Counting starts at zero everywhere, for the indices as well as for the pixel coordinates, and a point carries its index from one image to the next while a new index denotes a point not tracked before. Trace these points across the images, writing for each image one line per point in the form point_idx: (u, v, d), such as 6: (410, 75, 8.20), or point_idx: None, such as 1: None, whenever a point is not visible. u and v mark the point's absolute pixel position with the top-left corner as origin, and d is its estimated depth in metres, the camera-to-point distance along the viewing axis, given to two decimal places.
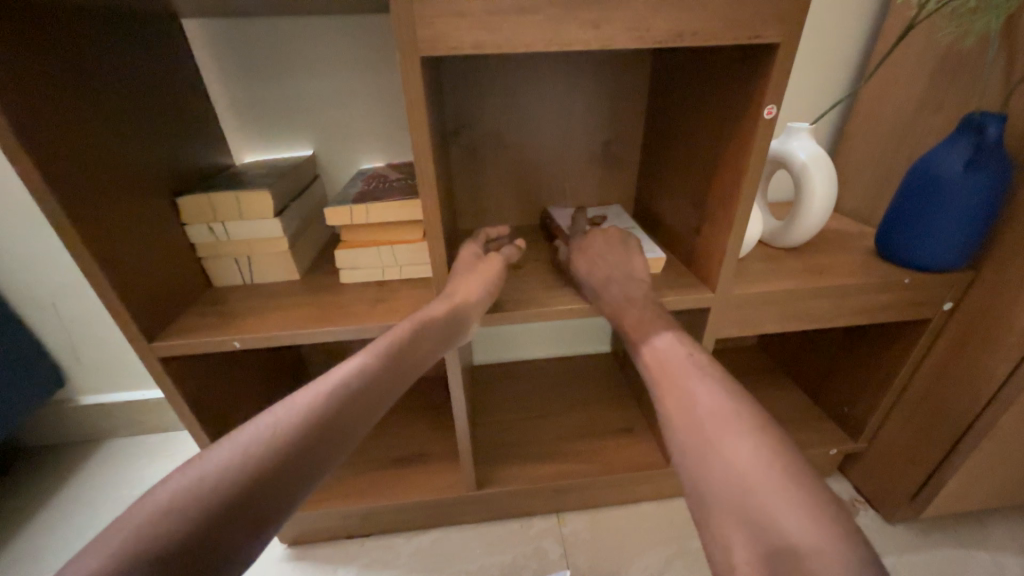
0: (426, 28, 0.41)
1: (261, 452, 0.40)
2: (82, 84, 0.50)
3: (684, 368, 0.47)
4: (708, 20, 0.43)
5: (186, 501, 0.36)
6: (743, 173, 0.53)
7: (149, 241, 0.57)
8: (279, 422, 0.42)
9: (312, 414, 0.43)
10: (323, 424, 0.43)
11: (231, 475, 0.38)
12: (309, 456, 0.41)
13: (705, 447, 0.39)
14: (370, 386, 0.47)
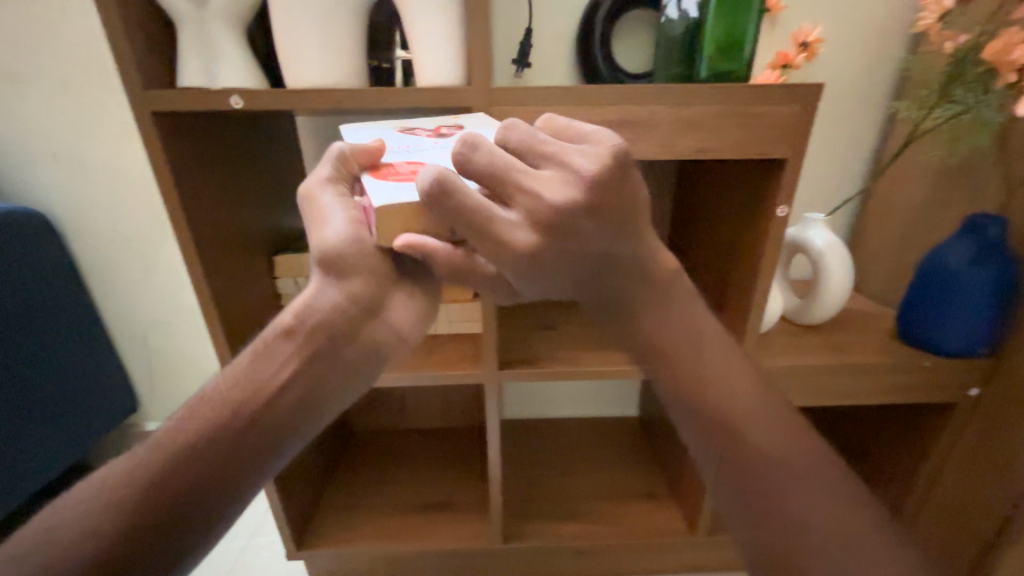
0: None
1: (143, 468, 0.38)
2: (228, 169, 0.64)
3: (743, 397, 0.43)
4: (726, 140, 0.53)
5: (105, 509, 0.36)
6: (760, 260, 0.60)
7: (249, 290, 0.69)
8: (164, 436, 0.39)
9: (221, 423, 0.39)
10: (202, 440, 0.39)
11: (143, 487, 0.37)
12: (191, 470, 0.38)
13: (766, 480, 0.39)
14: (257, 398, 0.41)
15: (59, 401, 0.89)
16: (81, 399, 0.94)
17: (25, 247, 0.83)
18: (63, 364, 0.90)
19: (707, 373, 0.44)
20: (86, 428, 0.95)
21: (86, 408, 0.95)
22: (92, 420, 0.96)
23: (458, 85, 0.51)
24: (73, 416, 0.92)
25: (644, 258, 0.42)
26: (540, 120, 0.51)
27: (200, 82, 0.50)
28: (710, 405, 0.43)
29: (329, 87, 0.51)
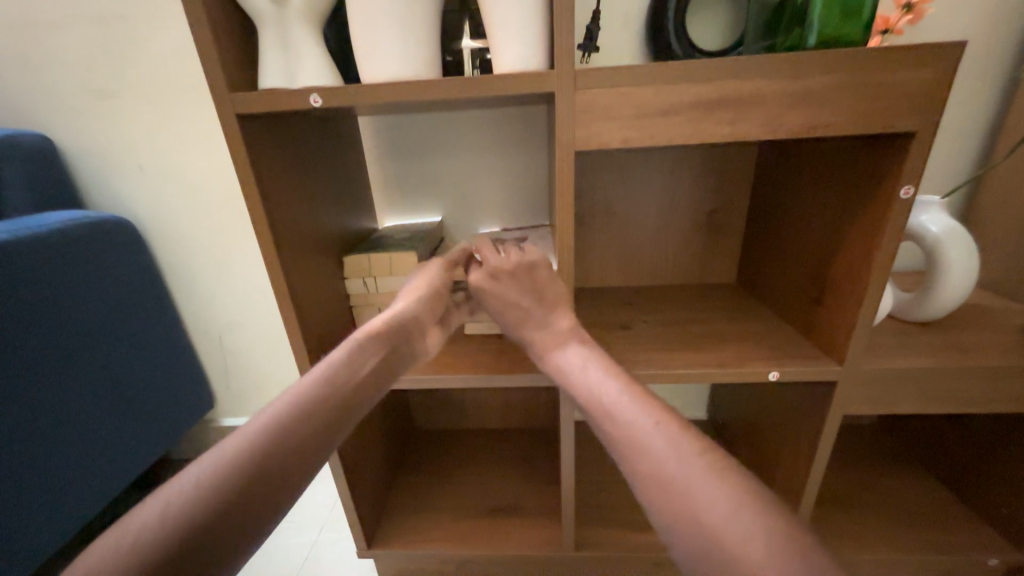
0: (584, 129, 0.48)
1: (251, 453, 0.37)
2: (302, 171, 0.65)
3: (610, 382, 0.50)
4: (843, 113, 0.46)
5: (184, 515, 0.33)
6: (875, 249, 0.53)
7: (323, 291, 0.69)
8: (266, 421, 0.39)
9: (298, 411, 0.41)
10: (309, 419, 0.41)
11: (220, 481, 0.35)
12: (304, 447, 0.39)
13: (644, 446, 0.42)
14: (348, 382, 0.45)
15: (136, 398, 0.93)
16: (157, 396, 0.98)
17: (110, 252, 0.88)
18: (141, 364, 0.94)
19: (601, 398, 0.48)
20: (162, 425, 0.99)
21: (161, 406, 0.99)
22: (166, 417, 1.00)
23: (538, 70, 0.48)
24: (149, 413, 0.96)
25: (548, 318, 0.59)
26: (629, 102, 0.47)
27: (280, 82, 0.50)
28: (608, 406, 0.48)
29: (407, 80, 0.49)
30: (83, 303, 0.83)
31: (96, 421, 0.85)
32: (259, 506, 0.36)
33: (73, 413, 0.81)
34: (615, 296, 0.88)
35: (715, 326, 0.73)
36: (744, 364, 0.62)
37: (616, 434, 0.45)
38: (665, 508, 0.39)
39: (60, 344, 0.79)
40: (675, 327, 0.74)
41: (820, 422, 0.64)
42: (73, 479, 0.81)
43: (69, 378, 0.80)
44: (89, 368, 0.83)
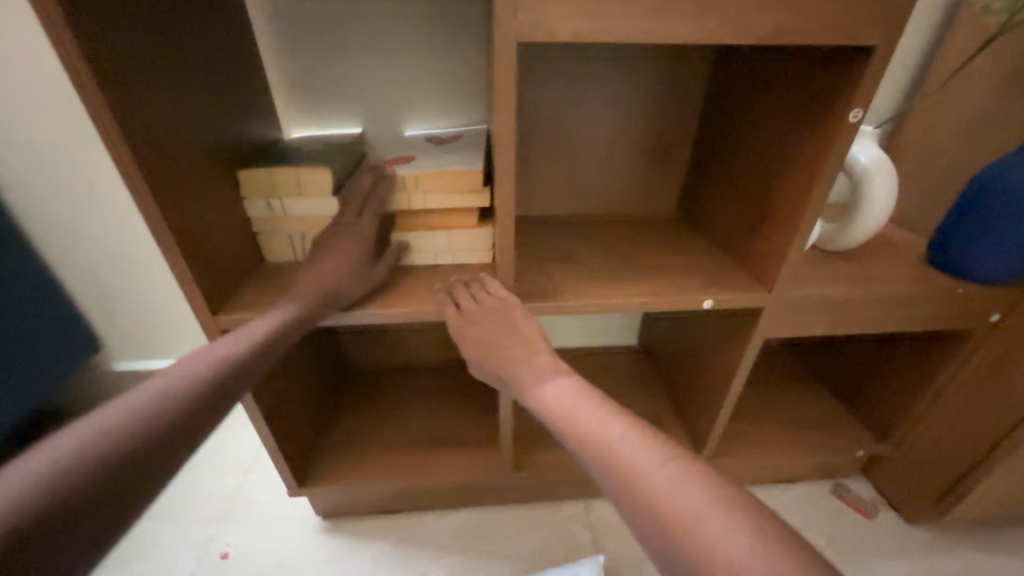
0: (527, 13, 0.39)
1: (160, 400, 0.42)
2: (159, 50, 0.49)
3: (578, 400, 0.51)
4: (811, 18, 0.42)
5: (88, 447, 0.36)
6: (817, 175, 0.53)
7: (215, 214, 0.57)
8: (175, 378, 0.45)
9: (227, 360, 0.48)
10: (217, 376, 0.47)
11: (135, 423, 0.40)
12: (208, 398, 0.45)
13: (616, 460, 0.43)
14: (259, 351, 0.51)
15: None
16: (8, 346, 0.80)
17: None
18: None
19: (556, 407, 0.51)
20: (20, 379, 0.82)
21: (17, 357, 0.81)
22: (26, 369, 0.83)
23: None
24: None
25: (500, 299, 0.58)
26: None
27: None
28: (573, 420, 0.49)
29: None
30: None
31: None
32: (183, 432, 0.42)
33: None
34: (558, 224, 0.84)
35: (656, 255, 0.72)
36: (681, 293, 0.62)
37: (590, 450, 0.46)
38: (624, 495, 0.42)
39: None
40: (617, 257, 0.72)
41: (744, 347, 0.67)
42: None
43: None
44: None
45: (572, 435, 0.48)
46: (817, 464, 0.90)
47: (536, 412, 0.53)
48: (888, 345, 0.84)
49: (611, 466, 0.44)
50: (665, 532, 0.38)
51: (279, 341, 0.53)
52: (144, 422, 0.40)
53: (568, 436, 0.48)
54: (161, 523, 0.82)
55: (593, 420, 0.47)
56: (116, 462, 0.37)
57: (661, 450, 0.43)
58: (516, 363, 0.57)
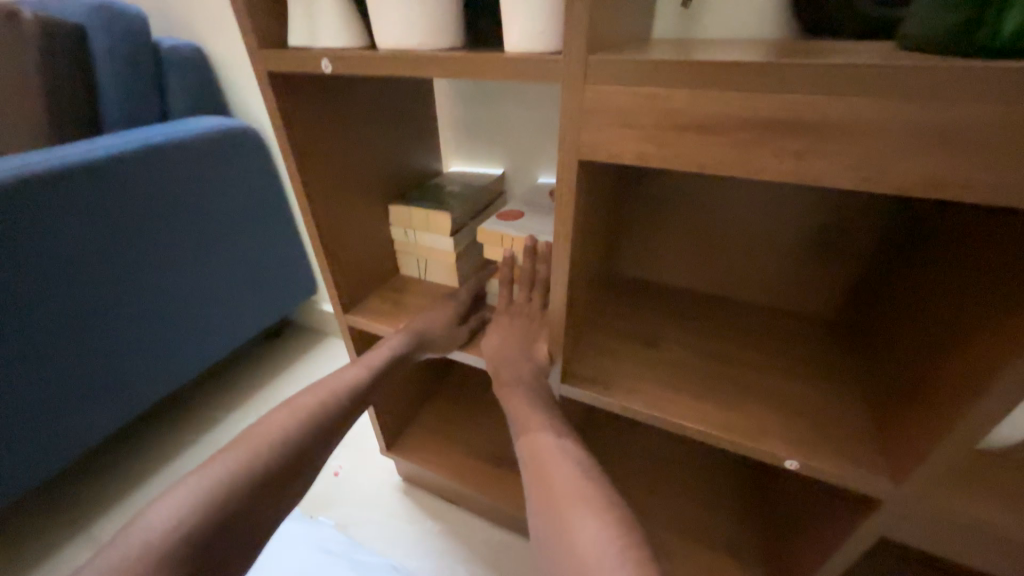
0: (591, 136, 0.39)
1: (289, 440, 0.58)
2: (350, 120, 0.66)
3: (550, 445, 0.55)
4: (994, 171, 0.29)
5: (244, 478, 0.54)
6: (995, 371, 0.36)
7: (364, 237, 0.75)
8: (299, 418, 0.60)
9: (339, 394, 0.63)
10: (325, 418, 0.61)
11: (269, 460, 0.56)
12: (321, 438, 0.61)
13: (562, 512, 0.47)
14: (359, 392, 0.65)
15: (246, 278, 1.14)
16: (264, 279, 1.19)
17: (226, 156, 1.03)
18: (248, 252, 1.13)
19: (530, 448, 0.55)
20: (268, 302, 1.22)
21: (268, 287, 1.21)
22: (271, 296, 1.22)
23: (549, 53, 0.39)
24: (258, 291, 1.18)
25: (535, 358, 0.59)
26: (652, 110, 0.36)
27: (303, 40, 0.49)
28: (540, 467, 0.53)
29: (410, 50, 0.44)
30: (202, 199, 1.01)
31: (213, 293, 1.08)
32: (300, 465, 0.59)
33: (196, 284, 1.03)
34: (667, 295, 0.76)
35: (763, 374, 0.60)
36: (759, 440, 0.51)
37: (545, 498, 0.50)
38: (557, 548, 0.45)
39: (183, 231, 0.99)
40: (711, 360, 0.63)
41: (848, 531, 0.51)
42: (197, 333, 1.06)
43: (193, 259, 1.02)
44: (207, 251, 1.04)
45: (544, 492, 0.50)
46: None
47: (517, 445, 0.58)
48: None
49: (566, 536, 0.45)
50: None
51: (381, 376, 0.66)
52: (278, 458, 0.56)
53: (541, 493, 0.51)
54: None
55: (556, 471, 0.51)
56: (260, 490, 0.54)
57: (602, 513, 0.45)
58: (511, 400, 0.60)
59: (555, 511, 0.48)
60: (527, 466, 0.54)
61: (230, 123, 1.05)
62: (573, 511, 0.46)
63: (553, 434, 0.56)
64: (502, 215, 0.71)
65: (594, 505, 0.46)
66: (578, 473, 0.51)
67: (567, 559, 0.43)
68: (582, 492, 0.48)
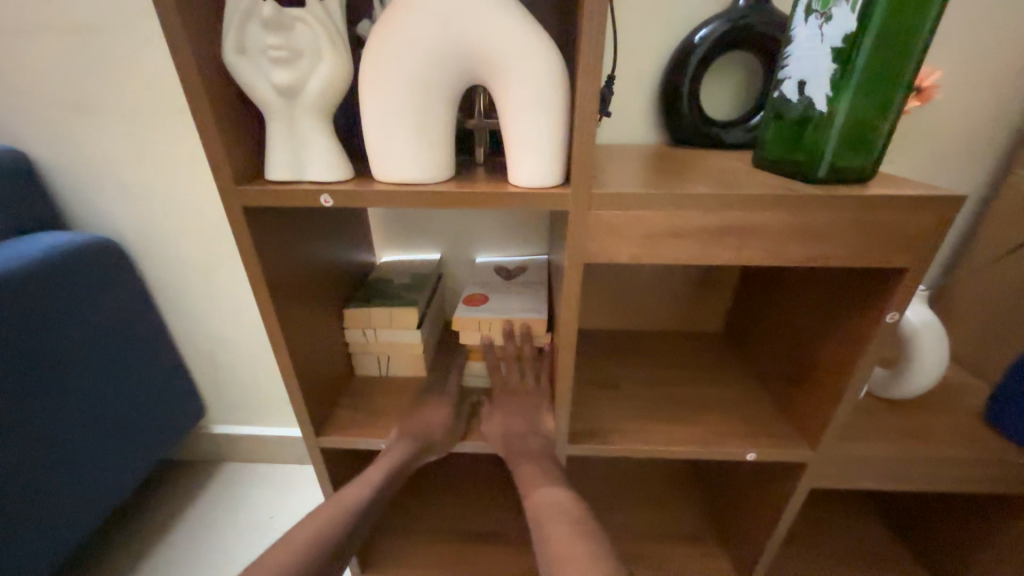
0: (593, 245, 0.49)
1: (293, 571, 0.54)
2: (303, 233, 0.64)
3: (553, 508, 0.59)
4: (841, 249, 0.48)
5: None
6: (858, 356, 0.56)
7: (323, 347, 0.70)
8: (303, 547, 0.56)
9: (345, 515, 0.61)
10: (332, 543, 0.58)
11: None
12: (328, 563, 0.57)
13: (563, 575, 0.51)
14: (364, 509, 0.62)
15: (108, 426, 0.89)
16: (132, 420, 0.94)
17: (72, 279, 0.82)
18: (110, 391, 0.90)
19: (535, 510, 0.60)
20: (141, 445, 0.97)
21: (138, 428, 0.96)
22: (143, 438, 0.97)
23: (555, 186, 0.48)
24: (124, 437, 0.93)
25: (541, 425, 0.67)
26: (639, 225, 0.48)
27: (289, 175, 0.49)
28: (542, 530, 0.58)
29: (420, 184, 0.49)
30: (43, 339, 0.78)
31: (64, 458, 0.81)
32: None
33: (39, 454, 0.77)
34: (608, 341, 0.90)
35: (701, 390, 0.77)
36: (724, 443, 0.66)
37: (549, 559, 0.54)
38: None
39: (16, 388, 0.74)
40: (663, 388, 0.78)
41: (787, 492, 0.70)
42: (43, 519, 0.79)
43: (32, 423, 0.76)
44: (53, 406, 0.79)
45: (546, 556, 0.55)
46: None
47: (525, 510, 0.62)
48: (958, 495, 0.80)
49: None
50: None
51: (386, 487, 0.65)
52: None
53: (544, 556, 0.55)
54: None
55: (559, 531, 0.57)
56: None
57: (595, 573, 0.50)
58: (523, 474, 0.64)
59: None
60: (534, 529, 0.59)
61: (74, 239, 0.84)
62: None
63: (558, 494, 0.61)
64: (468, 301, 0.76)
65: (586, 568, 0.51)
66: (579, 533, 0.56)
67: None
68: (583, 552, 0.53)
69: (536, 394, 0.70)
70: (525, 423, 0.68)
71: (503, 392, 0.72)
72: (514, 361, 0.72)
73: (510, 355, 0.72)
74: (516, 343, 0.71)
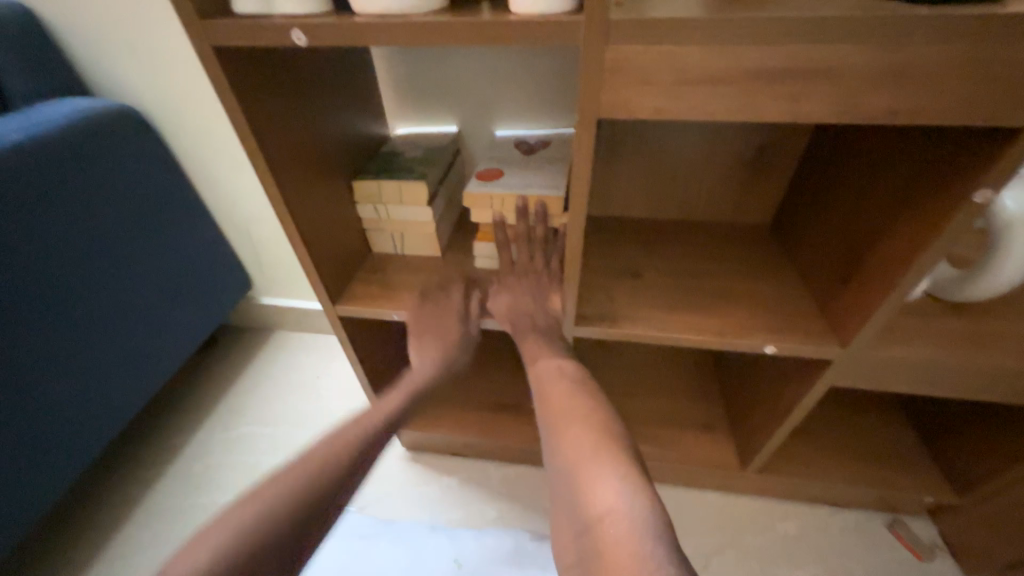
0: (609, 96, 0.40)
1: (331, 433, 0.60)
2: (296, 91, 0.59)
3: (555, 373, 0.61)
4: (936, 100, 0.37)
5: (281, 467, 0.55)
6: (923, 246, 0.48)
7: (333, 221, 0.69)
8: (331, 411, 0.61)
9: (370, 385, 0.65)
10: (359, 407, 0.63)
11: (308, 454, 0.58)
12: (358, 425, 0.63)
13: (560, 424, 0.55)
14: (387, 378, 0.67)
15: (166, 289, 1.00)
16: (188, 285, 1.04)
17: (101, 150, 0.84)
18: (161, 257, 0.98)
19: (537, 371, 0.62)
20: (199, 308, 1.08)
21: (195, 293, 1.06)
22: (199, 301, 1.08)
23: (564, 15, 0.39)
24: (183, 299, 1.04)
25: (550, 306, 0.66)
26: (669, 66, 0.38)
27: (255, 7, 0.42)
28: (541, 389, 0.60)
29: (401, 17, 0.41)
30: (86, 206, 0.83)
31: (132, 313, 0.93)
32: (340, 452, 0.60)
33: (107, 307, 0.88)
34: (635, 229, 0.83)
35: (730, 283, 0.71)
36: (743, 335, 0.63)
37: (547, 412, 0.57)
38: (554, 450, 0.53)
39: (71, 250, 0.81)
40: (686, 279, 0.73)
41: (806, 389, 0.67)
42: (125, 359, 0.93)
43: (93, 279, 0.85)
44: (108, 266, 0.87)
45: (546, 411, 0.58)
46: (879, 497, 0.87)
47: (528, 372, 0.64)
48: (1007, 411, 0.74)
49: (561, 442, 0.53)
50: (565, 484, 0.49)
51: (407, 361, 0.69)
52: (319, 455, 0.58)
53: (543, 412, 0.58)
54: (295, 426, 1.12)
55: (560, 388, 0.58)
56: (306, 483, 0.56)
57: (592, 424, 0.53)
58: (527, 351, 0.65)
59: (553, 426, 0.55)
60: (535, 391, 0.61)
61: (94, 105, 0.85)
62: (567, 423, 0.54)
63: (562, 361, 0.62)
64: (482, 176, 0.71)
65: (583, 418, 0.54)
66: (580, 391, 0.58)
67: (561, 460, 0.51)
68: (581, 407, 0.56)
69: (546, 275, 0.68)
70: (533, 303, 0.67)
71: (513, 273, 0.70)
72: (524, 243, 0.68)
73: (520, 237, 0.68)
74: (528, 224, 0.67)
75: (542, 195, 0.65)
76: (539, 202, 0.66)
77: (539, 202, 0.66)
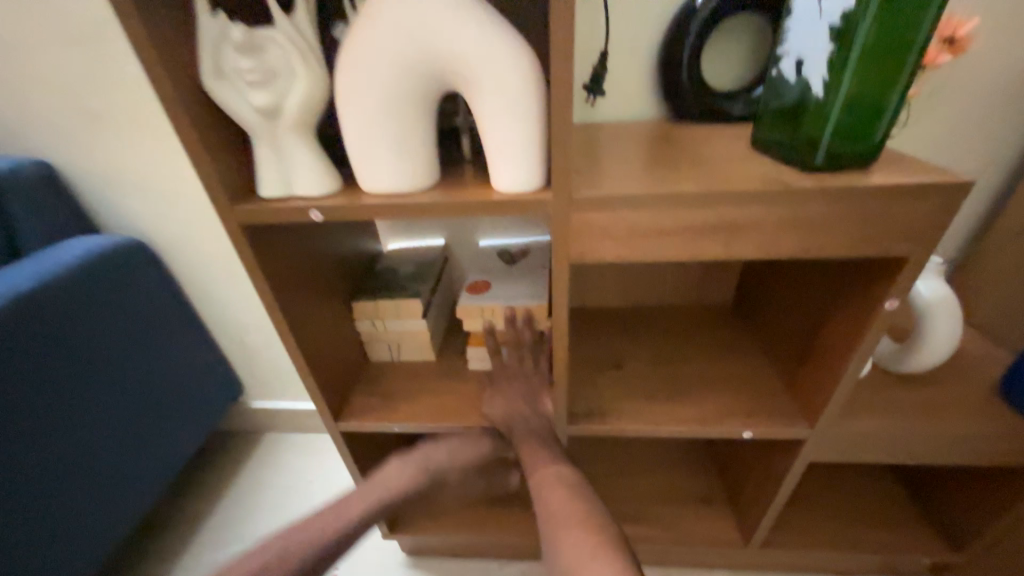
0: (577, 248, 0.49)
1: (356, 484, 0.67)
2: (303, 236, 0.66)
3: (554, 478, 0.64)
4: (836, 239, 0.47)
5: None
6: (857, 341, 0.56)
7: (334, 341, 0.74)
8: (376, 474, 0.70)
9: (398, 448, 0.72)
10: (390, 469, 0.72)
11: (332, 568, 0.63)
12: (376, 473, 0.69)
13: (558, 530, 0.57)
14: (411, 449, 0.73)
15: (161, 404, 1.00)
16: (182, 397, 1.05)
17: (110, 281, 0.89)
18: (157, 374, 0.99)
19: (537, 477, 0.65)
20: (193, 419, 1.08)
21: (188, 403, 1.07)
22: (193, 412, 1.08)
23: (536, 190, 0.48)
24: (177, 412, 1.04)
25: (542, 407, 0.71)
26: (623, 226, 0.47)
27: (278, 192, 0.51)
28: (540, 495, 0.63)
29: (404, 195, 0.49)
30: (90, 336, 0.86)
31: (127, 436, 0.93)
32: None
33: (101, 437, 0.87)
34: (612, 318, 0.91)
35: (703, 368, 0.78)
36: (723, 422, 0.68)
37: (546, 519, 0.59)
38: (554, 559, 0.55)
39: (70, 384, 0.82)
40: (664, 367, 0.79)
41: (787, 465, 0.71)
42: (118, 484, 0.91)
43: (93, 406, 0.86)
44: (108, 391, 0.89)
45: (546, 517, 0.60)
46: (879, 561, 0.89)
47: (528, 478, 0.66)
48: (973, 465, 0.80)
49: (560, 548, 0.55)
50: None
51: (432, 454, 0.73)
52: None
53: (543, 518, 0.60)
54: None
55: (557, 492, 0.62)
56: None
57: (590, 528, 0.56)
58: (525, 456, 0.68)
59: (553, 532, 0.57)
60: (536, 498, 0.63)
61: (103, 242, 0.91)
62: (565, 529, 0.56)
63: (559, 465, 0.66)
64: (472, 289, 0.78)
65: (580, 523, 0.56)
66: (578, 495, 0.61)
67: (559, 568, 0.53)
68: (578, 511, 0.58)
69: (537, 376, 0.73)
70: (526, 405, 0.71)
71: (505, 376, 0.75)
72: (513, 348, 0.74)
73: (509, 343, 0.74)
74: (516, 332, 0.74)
75: (526, 305, 0.73)
76: (525, 312, 0.73)
77: (525, 312, 0.73)
